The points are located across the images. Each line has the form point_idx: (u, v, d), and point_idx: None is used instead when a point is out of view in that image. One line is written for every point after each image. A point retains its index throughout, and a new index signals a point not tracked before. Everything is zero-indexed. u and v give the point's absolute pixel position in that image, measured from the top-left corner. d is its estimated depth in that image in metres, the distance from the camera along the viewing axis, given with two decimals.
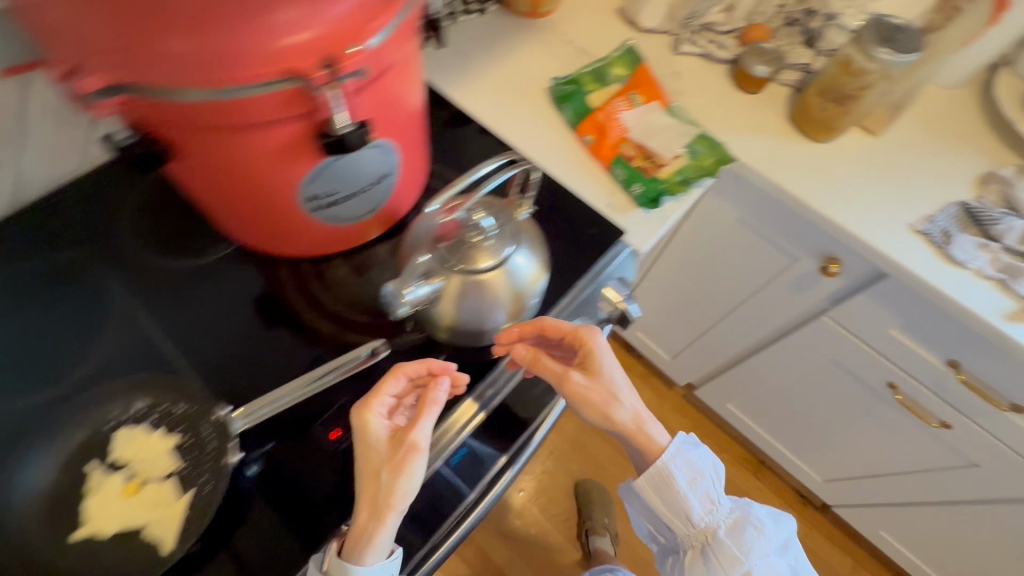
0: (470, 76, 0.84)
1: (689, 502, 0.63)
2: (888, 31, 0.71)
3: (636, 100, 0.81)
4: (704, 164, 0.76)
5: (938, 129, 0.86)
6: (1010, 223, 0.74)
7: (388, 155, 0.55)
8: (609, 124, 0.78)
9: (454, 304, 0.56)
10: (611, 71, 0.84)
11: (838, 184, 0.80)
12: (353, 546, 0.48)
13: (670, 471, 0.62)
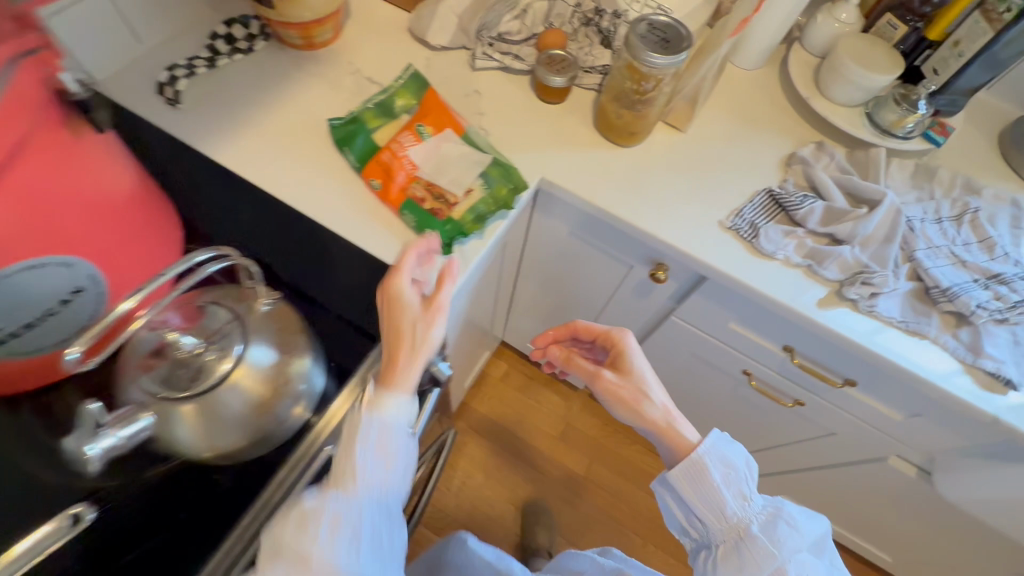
0: (241, 129, 0.74)
1: (720, 494, 0.53)
2: (660, 40, 0.67)
3: (422, 131, 0.73)
4: (499, 195, 0.70)
5: (743, 115, 0.85)
6: (811, 206, 0.74)
7: (66, 270, 0.45)
8: (395, 163, 0.71)
9: (190, 430, 0.46)
10: (397, 102, 0.76)
11: (648, 188, 0.77)
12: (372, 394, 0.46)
13: (705, 463, 0.54)
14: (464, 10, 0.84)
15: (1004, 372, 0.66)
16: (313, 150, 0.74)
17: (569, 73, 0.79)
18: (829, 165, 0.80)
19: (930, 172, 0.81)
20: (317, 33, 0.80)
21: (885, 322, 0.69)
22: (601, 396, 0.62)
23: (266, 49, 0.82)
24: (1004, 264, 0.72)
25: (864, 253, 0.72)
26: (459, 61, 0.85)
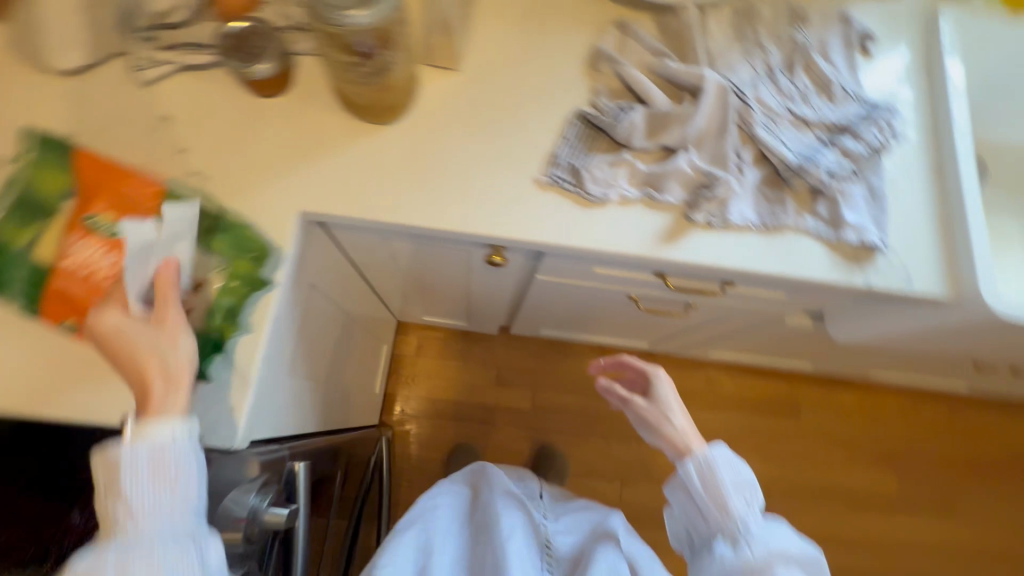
0: None
1: (725, 501, 0.51)
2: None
3: (92, 224, 0.50)
4: (247, 272, 0.53)
5: (525, 15, 0.66)
6: (631, 119, 0.60)
7: None
8: (78, 289, 0.49)
9: None
10: (48, 189, 0.52)
11: (440, 169, 0.60)
12: (129, 426, 0.37)
13: (710, 467, 0.52)
14: None
15: (868, 239, 0.60)
16: None
17: (273, 54, 0.57)
18: (639, 51, 0.64)
19: (749, 13, 0.67)
20: None
21: (743, 228, 0.61)
22: (635, 422, 0.58)
23: None
24: (844, 107, 0.64)
25: (701, 156, 0.61)
26: (118, 77, 0.58)
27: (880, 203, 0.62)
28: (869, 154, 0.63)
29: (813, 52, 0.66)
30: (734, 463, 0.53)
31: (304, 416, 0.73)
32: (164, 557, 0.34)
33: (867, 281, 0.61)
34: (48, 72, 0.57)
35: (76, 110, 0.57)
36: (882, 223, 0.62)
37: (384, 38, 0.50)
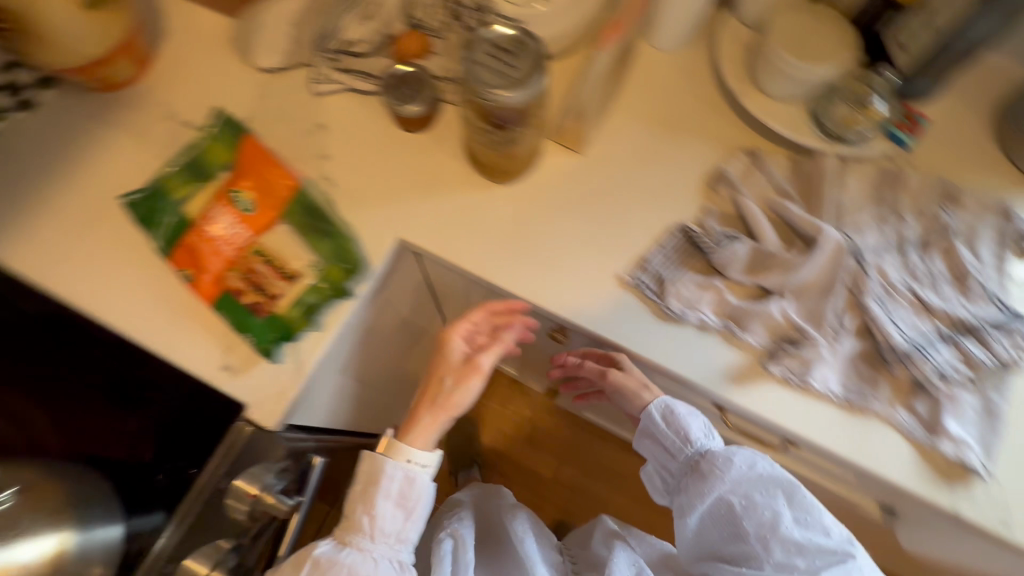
0: (26, 218, 0.61)
1: (688, 421, 0.62)
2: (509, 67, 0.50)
3: (240, 202, 0.60)
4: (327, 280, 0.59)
5: (662, 122, 0.67)
6: (732, 249, 0.59)
7: None
8: (206, 240, 0.58)
9: None
10: (207, 154, 0.62)
11: (532, 239, 0.62)
12: (389, 438, 0.57)
13: (681, 420, 0.62)
14: (296, 14, 0.67)
15: (966, 458, 0.53)
16: (103, 233, 0.60)
17: (413, 98, 0.64)
18: (763, 184, 0.64)
19: (898, 180, 0.63)
20: (109, 73, 0.64)
21: (822, 396, 0.56)
22: None
23: (56, 99, 0.66)
24: (982, 308, 0.58)
25: (796, 308, 0.58)
26: (299, 82, 0.68)
27: (994, 425, 0.54)
28: (994, 367, 0.55)
29: (957, 238, 0.61)
30: (687, 412, 0.63)
31: (342, 413, 0.77)
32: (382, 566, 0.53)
33: (952, 503, 0.53)
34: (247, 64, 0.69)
35: (257, 103, 0.67)
36: (990, 448, 0.54)
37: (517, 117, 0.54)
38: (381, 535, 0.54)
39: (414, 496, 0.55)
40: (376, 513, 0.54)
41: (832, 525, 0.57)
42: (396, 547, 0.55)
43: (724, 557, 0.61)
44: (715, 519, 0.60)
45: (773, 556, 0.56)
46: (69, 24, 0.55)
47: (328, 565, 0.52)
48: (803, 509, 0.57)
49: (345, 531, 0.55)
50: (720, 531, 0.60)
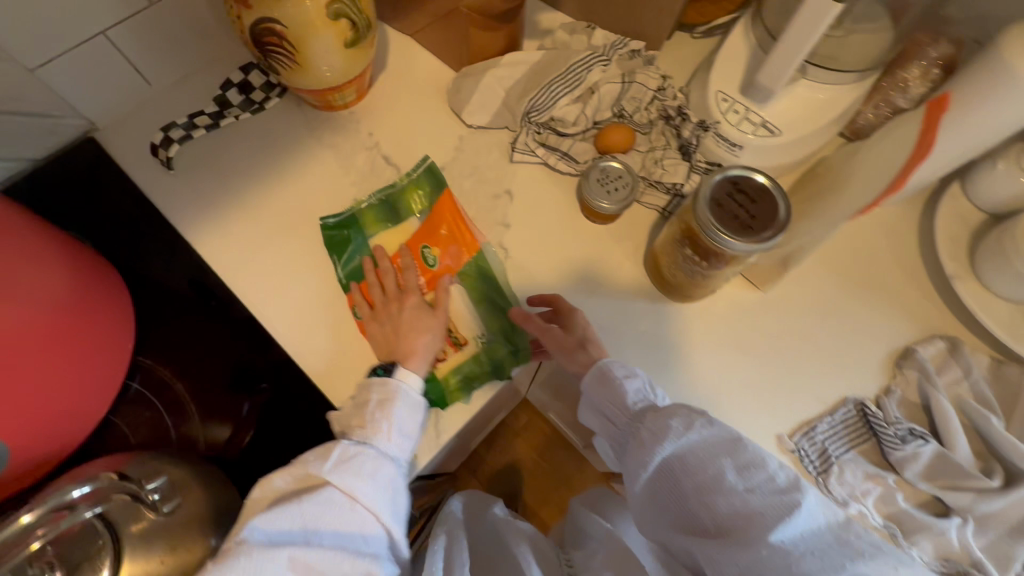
0: (230, 212, 0.66)
1: (626, 392, 0.50)
2: (748, 216, 0.47)
3: (428, 257, 0.63)
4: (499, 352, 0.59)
5: (853, 280, 0.63)
6: (917, 450, 0.53)
7: None
8: (387, 282, 0.61)
9: None
10: (399, 201, 0.66)
11: (693, 368, 0.60)
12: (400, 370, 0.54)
13: (622, 392, 0.51)
14: (516, 84, 0.69)
15: None
16: (294, 245, 0.65)
17: (619, 197, 0.62)
18: (961, 382, 0.58)
19: None
20: (336, 97, 0.67)
21: None
22: None
23: (280, 107, 0.70)
24: None
25: (976, 537, 0.51)
26: (499, 146, 0.70)
27: None
28: None
29: None
30: (617, 370, 0.52)
31: None
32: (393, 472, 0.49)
33: None
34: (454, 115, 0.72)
35: (455, 153, 0.70)
36: None
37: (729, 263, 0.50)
38: (388, 435, 0.50)
39: (412, 421, 0.52)
40: (393, 415, 0.51)
41: (771, 468, 0.41)
42: (402, 447, 0.51)
43: (687, 530, 0.45)
44: (659, 492, 0.46)
45: (720, 515, 0.42)
46: (326, 53, 0.59)
47: (348, 457, 0.47)
48: (745, 464, 0.42)
49: (361, 430, 0.50)
50: (672, 507, 0.46)
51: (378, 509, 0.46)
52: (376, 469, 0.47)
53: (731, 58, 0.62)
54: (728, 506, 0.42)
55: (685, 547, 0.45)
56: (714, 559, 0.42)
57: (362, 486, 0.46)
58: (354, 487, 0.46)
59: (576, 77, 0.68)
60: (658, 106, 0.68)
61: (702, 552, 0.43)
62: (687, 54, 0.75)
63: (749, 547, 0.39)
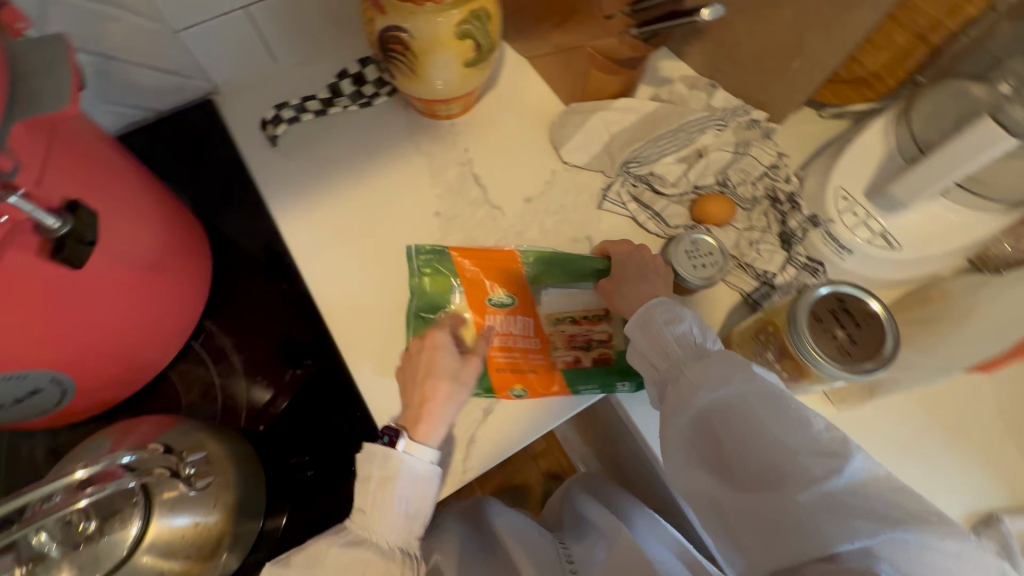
0: (318, 196, 0.67)
1: (675, 329, 0.47)
2: (844, 344, 0.43)
3: (501, 304, 0.61)
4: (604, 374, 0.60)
5: (944, 419, 0.57)
6: None
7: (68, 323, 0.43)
8: (518, 362, 0.60)
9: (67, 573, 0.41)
10: (429, 291, 0.62)
11: None
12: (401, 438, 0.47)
13: (666, 328, 0.47)
14: (622, 131, 0.67)
15: None
16: (370, 244, 0.66)
17: (705, 272, 0.59)
18: None
19: None
20: (442, 108, 0.68)
21: None
22: None
23: (386, 105, 0.71)
24: None
25: None
26: (590, 189, 0.68)
27: None
28: None
29: None
30: (663, 307, 0.48)
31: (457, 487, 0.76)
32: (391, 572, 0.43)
33: None
34: (553, 147, 0.70)
35: (544, 187, 0.69)
36: None
37: (807, 382, 0.46)
38: (390, 524, 0.45)
39: (417, 500, 0.47)
40: (399, 497, 0.46)
41: (824, 431, 0.37)
42: (406, 535, 0.46)
43: (722, 477, 0.41)
44: (696, 437, 0.42)
45: (764, 474, 0.38)
46: (445, 68, 0.60)
47: (341, 568, 0.42)
48: (798, 421, 0.38)
49: (360, 518, 0.46)
50: (705, 446, 0.42)
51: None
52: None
53: (861, 153, 0.57)
54: (773, 455, 0.38)
55: (716, 498, 0.41)
56: (754, 510, 0.38)
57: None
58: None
59: (685, 138, 0.65)
60: (766, 185, 0.64)
61: (740, 501, 0.39)
62: (808, 132, 0.70)
63: (799, 504, 0.36)
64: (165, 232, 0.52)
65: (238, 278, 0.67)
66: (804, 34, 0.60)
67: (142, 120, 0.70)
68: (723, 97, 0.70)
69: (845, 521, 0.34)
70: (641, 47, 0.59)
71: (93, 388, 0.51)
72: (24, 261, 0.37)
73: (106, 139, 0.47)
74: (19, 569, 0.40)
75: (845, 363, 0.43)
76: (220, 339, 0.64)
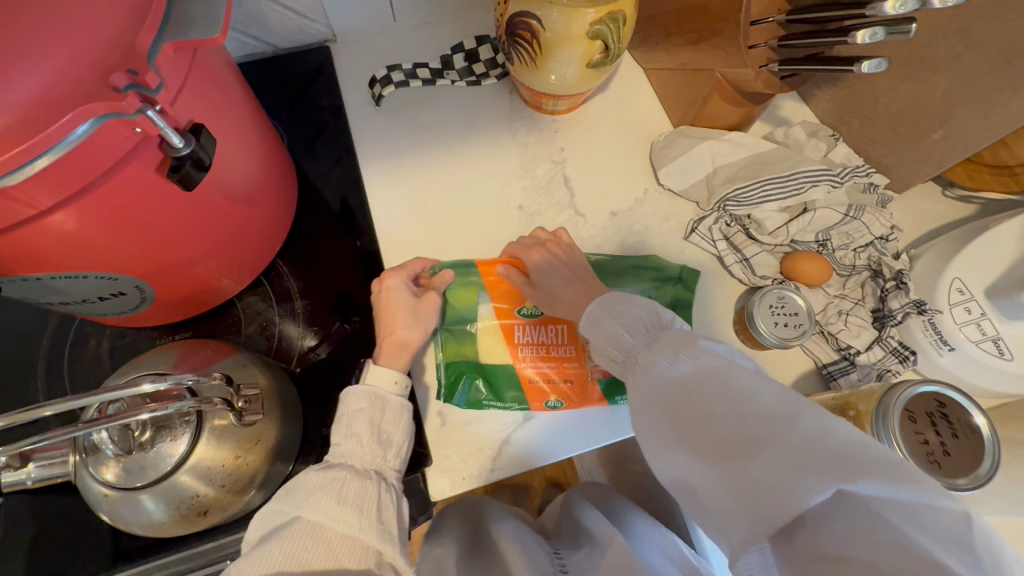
0: (407, 162, 0.67)
1: (630, 314, 0.45)
2: (938, 457, 0.40)
3: (531, 315, 0.59)
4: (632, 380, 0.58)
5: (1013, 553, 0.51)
6: None
7: (163, 236, 0.44)
8: (550, 374, 0.58)
9: (117, 471, 0.43)
10: (458, 304, 0.59)
11: None
12: (366, 368, 0.51)
13: (623, 313, 0.46)
14: (727, 166, 0.64)
15: None
16: (448, 222, 0.65)
17: (785, 329, 0.55)
18: None
19: None
20: (548, 103, 0.66)
21: None
22: None
23: (493, 88, 0.70)
24: None
25: None
26: (679, 218, 0.66)
27: None
28: None
29: None
30: (617, 297, 0.47)
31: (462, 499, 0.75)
32: (364, 487, 0.42)
33: None
34: (650, 166, 0.68)
35: (632, 204, 0.66)
36: None
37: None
38: (362, 449, 0.45)
39: (391, 430, 0.47)
40: (361, 429, 0.46)
41: (767, 396, 0.34)
42: (384, 459, 0.45)
43: (703, 455, 0.34)
44: (667, 415, 0.37)
45: (739, 441, 0.33)
46: (567, 64, 0.58)
47: (320, 483, 0.41)
48: (741, 387, 0.35)
49: (338, 449, 0.45)
50: (667, 431, 0.37)
51: (370, 532, 0.39)
52: (359, 491, 0.42)
53: (990, 247, 0.53)
54: (743, 420, 0.33)
55: (702, 480, 0.34)
56: (724, 490, 0.33)
57: (342, 511, 0.40)
58: (332, 513, 0.39)
59: (796, 187, 0.61)
60: (870, 255, 0.60)
61: (708, 480, 0.34)
62: (927, 210, 0.65)
63: (763, 470, 0.31)
64: (263, 167, 0.52)
65: (313, 225, 0.68)
66: (955, 106, 0.55)
67: (261, 53, 0.72)
68: (844, 153, 0.65)
69: (804, 475, 0.30)
70: (777, 84, 0.54)
71: (168, 301, 0.53)
72: (142, 172, 0.38)
73: (231, 66, 0.47)
74: (78, 455, 0.44)
75: (934, 469, 0.40)
76: (286, 279, 0.65)
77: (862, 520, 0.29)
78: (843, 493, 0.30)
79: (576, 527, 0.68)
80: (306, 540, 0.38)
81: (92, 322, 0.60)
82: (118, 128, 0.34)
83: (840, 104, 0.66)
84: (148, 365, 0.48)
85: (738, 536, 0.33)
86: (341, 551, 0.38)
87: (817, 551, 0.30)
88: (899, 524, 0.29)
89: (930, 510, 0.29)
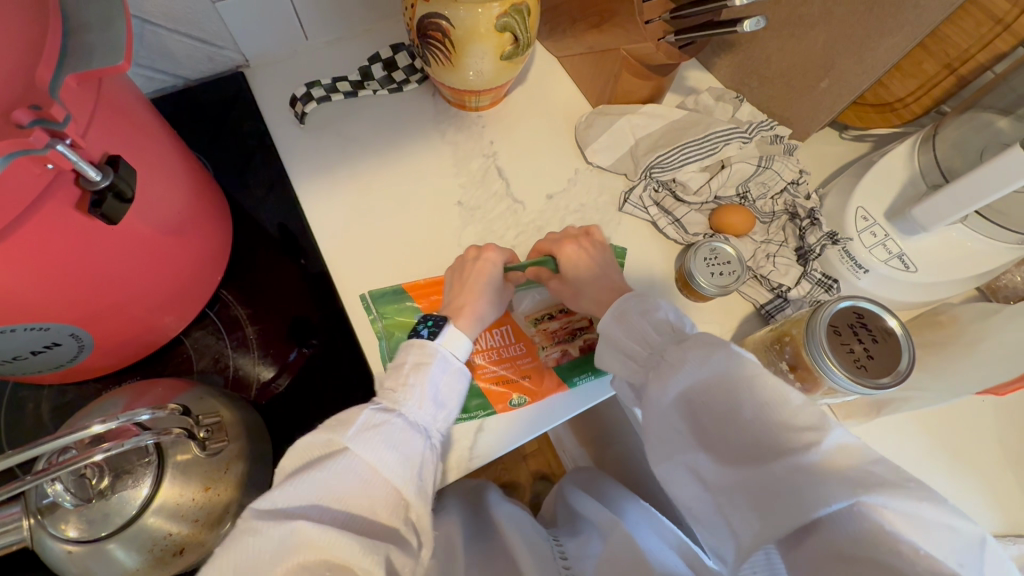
0: (340, 173, 0.67)
1: (656, 318, 0.47)
2: (863, 361, 0.44)
3: None
4: (593, 361, 0.60)
5: (947, 444, 0.56)
6: None
7: (91, 278, 0.43)
8: (508, 374, 0.59)
9: (80, 525, 0.42)
10: (399, 331, 0.59)
11: None
12: (448, 325, 0.51)
13: (651, 318, 0.47)
14: (647, 137, 0.68)
15: None
16: (390, 225, 0.65)
17: (724, 283, 0.59)
18: None
19: None
20: (471, 99, 0.68)
21: None
22: None
23: (415, 92, 0.71)
24: None
25: None
26: (611, 191, 0.69)
27: None
28: None
29: None
30: (643, 301, 0.49)
31: (464, 486, 0.76)
32: (412, 436, 0.42)
33: None
34: (577, 147, 0.71)
35: (566, 184, 0.69)
36: None
37: (819, 394, 0.47)
38: (420, 402, 0.45)
39: (446, 391, 0.48)
40: (428, 384, 0.46)
41: (795, 404, 0.36)
42: (433, 418, 0.46)
43: (727, 458, 0.37)
44: (688, 414, 0.40)
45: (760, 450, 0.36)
46: (481, 59, 0.60)
47: (376, 423, 0.41)
48: (771, 395, 0.37)
49: (392, 395, 0.45)
50: (688, 430, 0.40)
51: (410, 485, 0.40)
52: (407, 442, 0.42)
53: (884, 176, 0.59)
54: (762, 429, 0.36)
55: (721, 479, 0.38)
56: (740, 488, 0.36)
57: (392, 456, 0.40)
58: (382, 456, 0.40)
59: (711, 146, 0.65)
60: (786, 201, 0.65)
61: (721, 476, 0.38)
62: (829, 153, 0.71)
63: (784, 473, 0.34)
64: (190, 196, 0.52)
65: (253, 252, 0.67)
66: (834, 55, 0.61)
67: (172, 87, 0.70)
68: (749, 112, 0.70)
69: (822, 486, 0.33)
70: (676, 53, 0.59)
71: (109, 346, 0.52)
72: (60, 211, 0.37)
73: (142, 100, 0.46)
74: (33, 518, 0.42)
75: (862, 372, 0.44)
76: (233, 310, 0.64)
77: (879, 525, 0.31)
78: (860, 506, 0.32)
79: (573, 520, 0.69)
80: (351, 478, 0.38)
81: (28, 385, 0.57)
82: (28, 166, 0.33)
83: (739, 68, 0.71)
84: (97, 413, 0.46)
85: (749, 536, 0.36)
86: (379, 497, 0.38)
87: (829, 550, 0.32)
88: (918, 537, 0.31)
89: (946, 525, 0.31)
